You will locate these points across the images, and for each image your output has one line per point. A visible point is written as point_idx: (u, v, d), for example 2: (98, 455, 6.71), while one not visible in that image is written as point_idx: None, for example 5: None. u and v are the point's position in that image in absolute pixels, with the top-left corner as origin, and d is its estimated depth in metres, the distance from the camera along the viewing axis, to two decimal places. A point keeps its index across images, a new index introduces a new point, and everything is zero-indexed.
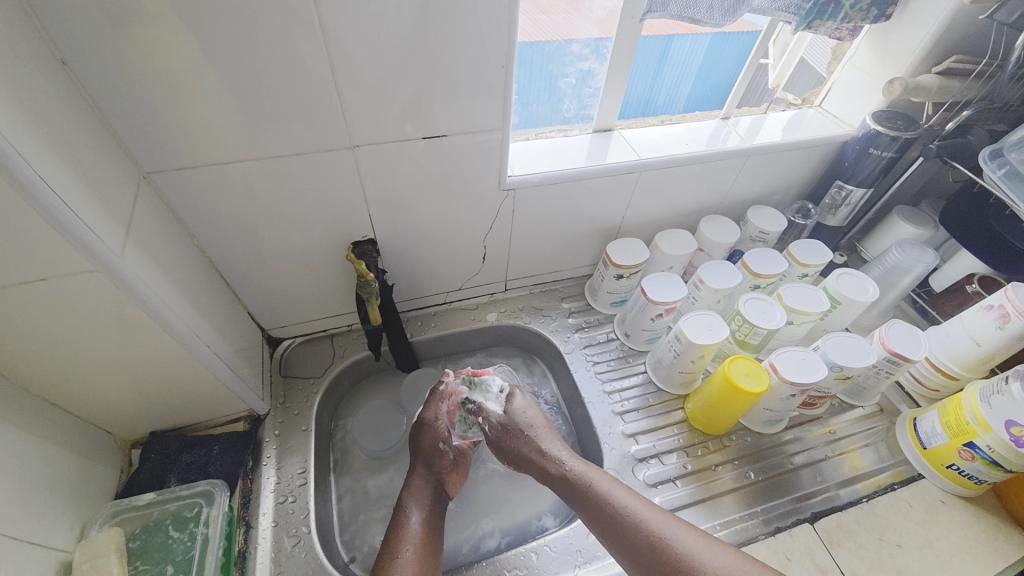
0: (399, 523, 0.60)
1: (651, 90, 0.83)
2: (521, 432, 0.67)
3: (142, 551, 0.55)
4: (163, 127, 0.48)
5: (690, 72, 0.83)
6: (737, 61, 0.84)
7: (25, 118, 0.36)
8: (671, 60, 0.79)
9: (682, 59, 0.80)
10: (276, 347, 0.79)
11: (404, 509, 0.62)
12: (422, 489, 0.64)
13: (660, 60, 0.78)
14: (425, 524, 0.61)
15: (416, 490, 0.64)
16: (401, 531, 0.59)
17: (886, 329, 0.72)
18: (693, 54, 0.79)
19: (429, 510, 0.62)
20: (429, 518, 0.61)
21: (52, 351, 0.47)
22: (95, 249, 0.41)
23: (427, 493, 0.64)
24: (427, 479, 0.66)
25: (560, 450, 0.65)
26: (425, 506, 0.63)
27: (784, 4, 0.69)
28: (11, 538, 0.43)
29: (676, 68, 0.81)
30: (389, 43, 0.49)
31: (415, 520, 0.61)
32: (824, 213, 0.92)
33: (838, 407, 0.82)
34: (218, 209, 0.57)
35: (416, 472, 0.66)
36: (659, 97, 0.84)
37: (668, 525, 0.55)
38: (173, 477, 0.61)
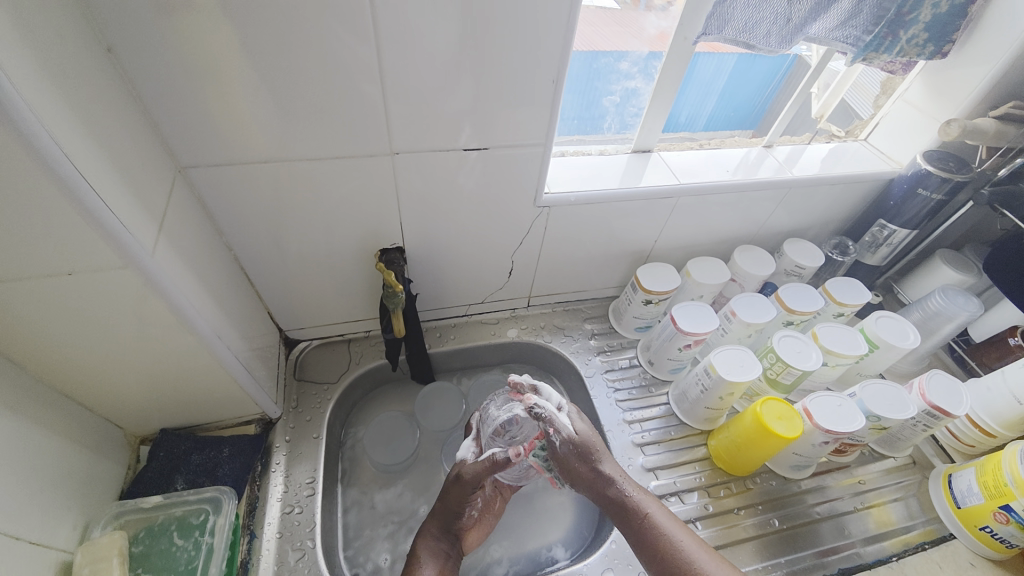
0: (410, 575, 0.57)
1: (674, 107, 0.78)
2: (582, 466, 0.60)
3: (145, 555, 0.53)
4: (204, 122, 0.47)
5: (713, 92, 0.78)
6: (761, 84, 0.80)
7: (69, 108, 0.34)
8: (696, 80, 0.75)
9: (707, 79, 0.75)
10: (292, 349, 0.77)
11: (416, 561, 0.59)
12: (439, 547, 0.61)
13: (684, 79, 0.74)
14: None
15: (430, 542, 0.61)
16: None
17: (927, 379, 0.68)
18: (719, 73, 0.75)
19: (442, 567, 0.59)
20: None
21: (69, 344, 0.46)
22: (126, 246, 0.39)
23: (440, 546, 0.61)
24: (443, 531, 0.62)
25: (626, 484, 0.59)
26: (440, 564, 0.60)
27: (842, 34, 0.65)
28: (11, 537, 0.42)
29: (699, 88, 0.76)
30: (439, 49, 0.47)
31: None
32: (863, 251, 0.88)
33: (869, 456, 0.78)
34: (249, 208, 0.56)
35: (428, 524, 0.63)
36: (679, 115, 0.81)
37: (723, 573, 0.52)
38: (180, 479, 0.59)
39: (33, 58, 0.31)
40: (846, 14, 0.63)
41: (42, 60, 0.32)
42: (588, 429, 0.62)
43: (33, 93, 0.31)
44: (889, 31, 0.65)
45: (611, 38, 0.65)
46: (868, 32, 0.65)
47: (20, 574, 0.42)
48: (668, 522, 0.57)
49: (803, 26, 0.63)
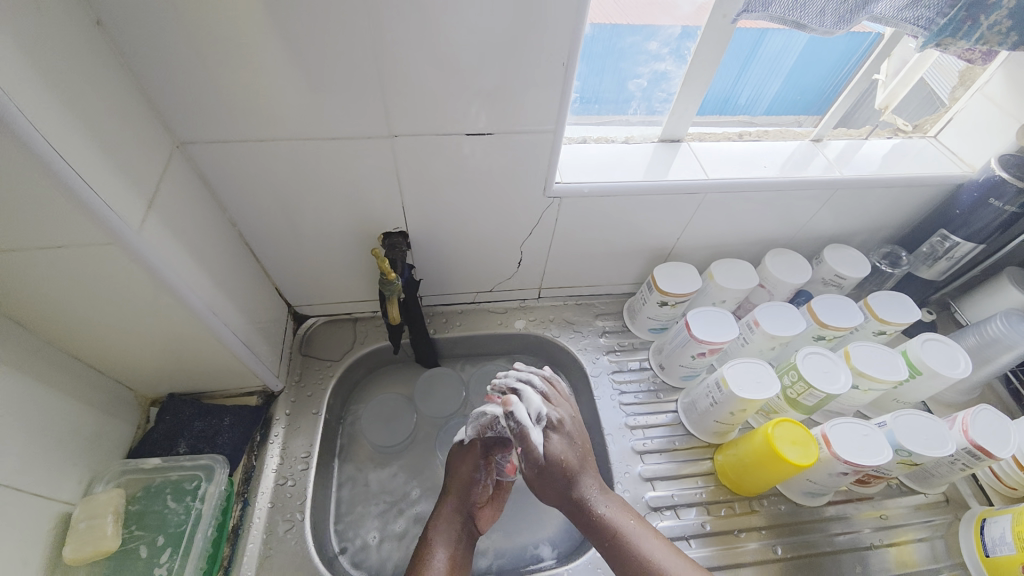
0: (422, 555, 0.58)
1: (733, 89, 0.71)
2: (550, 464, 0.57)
3: (140, 515, 0.55)
4: (199, 98, 0.46)
5: (779, 74, 0.69)
6: (836, 65, 0.69)
7: (47, 83, 0.34)
8: (762, 58, 0.66)
9: (773, 57, 0.66)
10: (301, 324, 0.79)
11: (430, 543, 0.60)
12: (454, 520, 0.62)
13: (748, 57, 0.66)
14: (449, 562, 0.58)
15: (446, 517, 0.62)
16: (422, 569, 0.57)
17: (972, 415, 0.60)
18: (789, 52, 0.66)
19: (456, 546, 0.60)
20: (453, 556, 0.59)
21: (71, 313, 0.47)
22: (107, 222, 0.39)
23: (454, 525, 0.62)
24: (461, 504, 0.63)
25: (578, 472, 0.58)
26: (452, 549, 0.60)
27: (912, 14, 0.56)
28: (15, 488, 0.45)
29: (765, 67, 0.67)
30: (433, 25, 0.43)
31: (438, 558, 0.58)
32: (917, 263, 0.79)
33: (895, 489, 0.71)
34: (251, 187, 0.56)
35: (446, 499, 0.64)
36: (740, 96, 0.72)
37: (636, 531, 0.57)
38: (182, 444, 0.61)
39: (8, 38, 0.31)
40: None
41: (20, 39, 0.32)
42: (566, 447, 0.58)
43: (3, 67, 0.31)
44: (967, 13, 0.55)
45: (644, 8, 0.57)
46: (943, 14, 0.56)
47: (18, 523, 0.45)
48: (611, 505, 0.58)
49: (866, 5, 0.55)
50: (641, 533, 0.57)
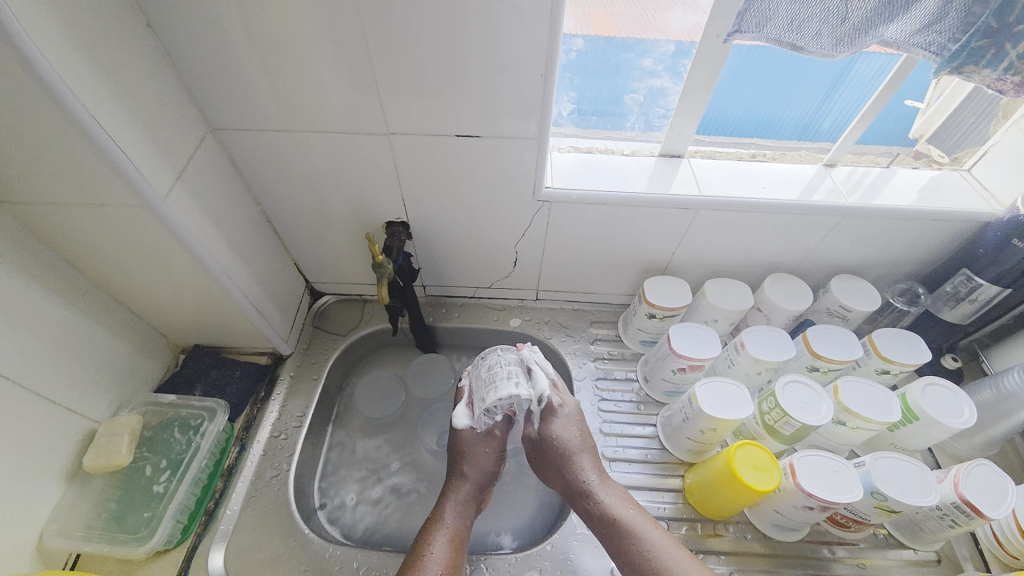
0: (427, 531, 0.59)
1: (815, 113, 0.70)
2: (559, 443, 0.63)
3: (151, 440, 0.64)
4: (229, 95, 0.54)
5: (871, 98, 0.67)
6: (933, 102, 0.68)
7: (105, 75, 0.43)
8: (852, 80, 0.65)
9: (865, 81, 0.65)
10: (316, 299, 0.87)
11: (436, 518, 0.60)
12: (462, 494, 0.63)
13: (837, 80, 0.65)
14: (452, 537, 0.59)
15: (455, 501, 0.62)
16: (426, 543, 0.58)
17: (967, 468, 0.56)
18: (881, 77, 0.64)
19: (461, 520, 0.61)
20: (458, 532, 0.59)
21: (114, 264, 0.58)
22: (141, 192, 0.48)
23: (462, 501, 0.62)
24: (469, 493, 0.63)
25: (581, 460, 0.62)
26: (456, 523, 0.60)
27: (924, 40, 0.53)
28: (51, 402, 0.56)
29: (856, 90, 0.66)
30: (424, 40, 0.49)
31: (443, 532, 0.59)
32: (939, 303, 0.75)
33: (882, 540, 0.66)
34: (272, 172, 0.64)
35: (455, 475, 0.64)
36: (825, 121, 0.71)
37: (636, 519, 0.58)
38: (199, 389, 0.70)
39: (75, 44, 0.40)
40: (931, 16, 0.52)
41: (87, 45, 0.41)
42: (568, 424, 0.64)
43: (67, 61, 0.39)
44: (987, 40, 0.52)
45: (639, 20, 0.59)
46: (955, 40, 0.53)
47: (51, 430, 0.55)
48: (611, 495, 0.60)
49: (870, 28, 0.53)
50: (642, 523, 0.58)
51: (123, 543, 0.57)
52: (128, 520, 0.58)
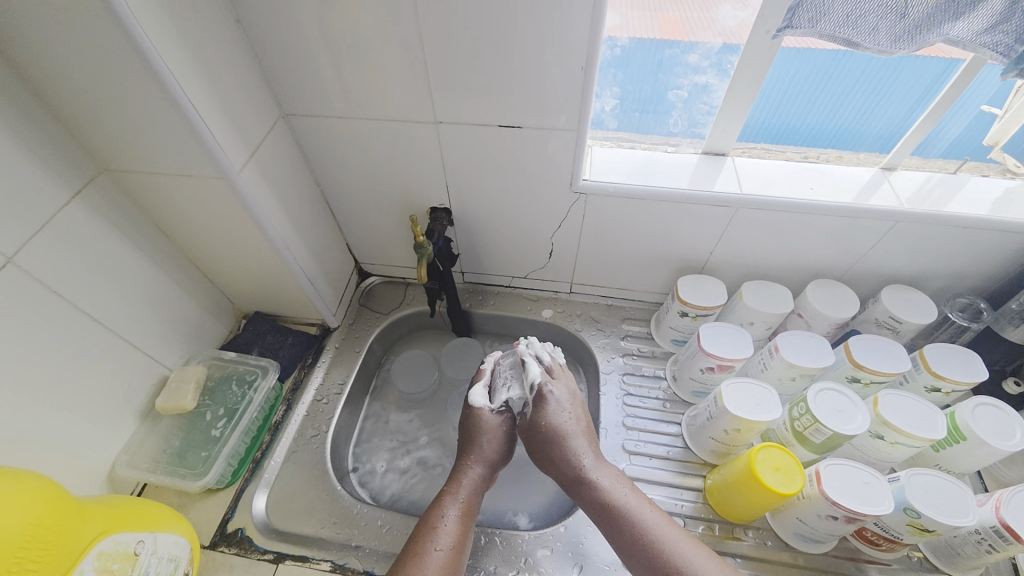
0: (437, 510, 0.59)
1: (901, 124, 0.67)
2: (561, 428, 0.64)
3: (212, 390, 0.71)
4: (299, 83, 0.60)
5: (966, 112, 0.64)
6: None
7: (199, 63, 0.49)
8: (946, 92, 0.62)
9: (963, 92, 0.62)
10: (363, 279, 0.93)
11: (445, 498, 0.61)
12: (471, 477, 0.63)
13: (927, 88, 0.62)
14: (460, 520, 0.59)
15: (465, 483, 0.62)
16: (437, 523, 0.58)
17: (1010, 493, 0.52)
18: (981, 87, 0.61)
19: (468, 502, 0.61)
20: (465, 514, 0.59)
21: (193, 231, 0.65)
22: (219, 165, 0.54)
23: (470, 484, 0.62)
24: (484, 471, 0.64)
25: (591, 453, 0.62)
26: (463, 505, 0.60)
27: (991, 40, 0.50)
28: (134, 346, 0.64)
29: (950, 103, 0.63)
30: (474, 35, 0.53)
31: (451, 513, 0.59)
32: (1003, 322, 0.69)
33: (917, 564, 0.62)
34: (331, 156, 0.70)
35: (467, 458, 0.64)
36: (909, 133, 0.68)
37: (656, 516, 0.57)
38: (256, 349, 0.78)
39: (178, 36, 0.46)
40: (996, 16, 0.49)
41: (188, 37, 0.47)
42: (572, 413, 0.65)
43: (168, 49, 0.46)
44: None
45: (694, 20, 0.60)
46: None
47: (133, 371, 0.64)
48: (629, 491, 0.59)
49: (934, 25, 0.51)
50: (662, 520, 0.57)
51: (182, 476, 0.64)
52: (188, 457, 0.65)
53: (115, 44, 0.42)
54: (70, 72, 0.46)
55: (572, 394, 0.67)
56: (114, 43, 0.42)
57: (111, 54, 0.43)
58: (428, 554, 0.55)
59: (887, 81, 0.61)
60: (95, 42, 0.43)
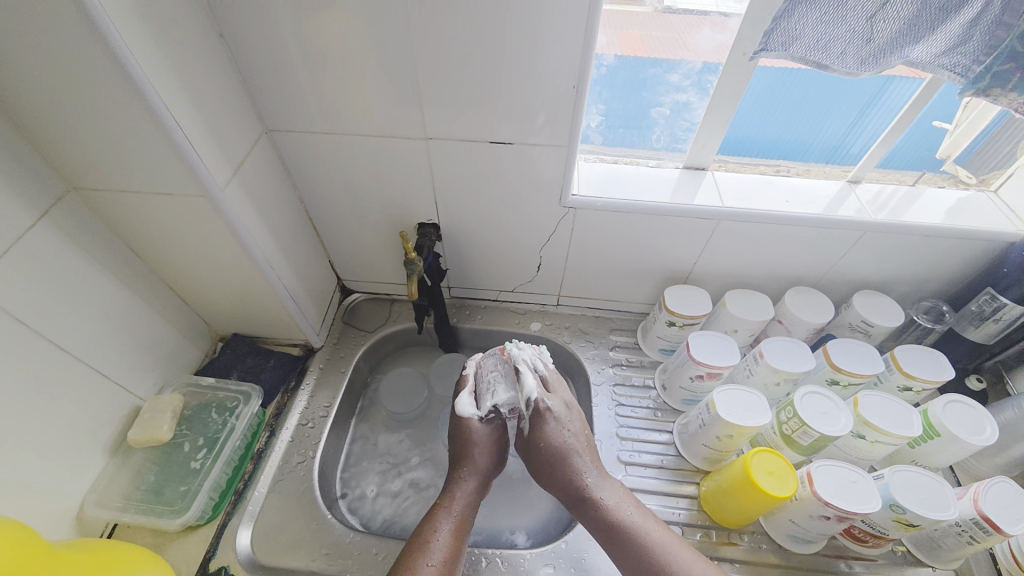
0: (428, 525, 0.59)
1: (844, 137, 0.72)
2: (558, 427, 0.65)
3: (190, 419, 0.67)
4: (284, 98, 0.59)
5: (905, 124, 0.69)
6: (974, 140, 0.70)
7: (182, 77, 0.47)
8: (883, 105, 0.67)
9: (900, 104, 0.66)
10: (347, 297, 0.91)
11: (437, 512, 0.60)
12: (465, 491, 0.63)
13: (868, 102, 0.67)
14: (451, 534, 0.58)
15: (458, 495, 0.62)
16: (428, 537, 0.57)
17: (985, 485, 0.56)
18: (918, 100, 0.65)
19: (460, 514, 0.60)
20: (457, 527, 0.59)
21: (170, 251, 0.62)
22: (203, 182, 0.52)
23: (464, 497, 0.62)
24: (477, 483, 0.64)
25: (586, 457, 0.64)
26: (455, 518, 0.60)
27: (949, 61, 0.55)
28: (103, 376, 0.60)
29: (887, 114, 0.67)
30: (468, 52, 0.53)
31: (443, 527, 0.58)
32: (964, 322, 0.74)
33: (901, 557, 0.65)
34: (315, 172, 0.68)
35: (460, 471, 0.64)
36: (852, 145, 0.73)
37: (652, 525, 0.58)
38: (235, 374, 0.75)
39: (162, 50, 0.45)
40: (955, 38, 0.54)
41: (171, 51, 0.46)
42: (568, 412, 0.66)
43: (151, 63, 0.44)
44: (1012, 63, 0.53)
45: (666, 44, 0.62)
46: (980, 61, 0.54)
47: (101, 403, 0.60)
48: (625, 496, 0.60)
49: (895, 48, 0.55)
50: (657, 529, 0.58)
51: (160, 514, 0.60)
52: (165, 493, 0.61)
53: (94, 57, 0.40)
54: (40, 86, 0.43)
55: (567, 407, 0.67)
56: (93, 56, 0.40)
57: (89, 67, 0.41)
58: (420, 569, 0.54)
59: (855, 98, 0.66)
60: (71, 55, 0.40)
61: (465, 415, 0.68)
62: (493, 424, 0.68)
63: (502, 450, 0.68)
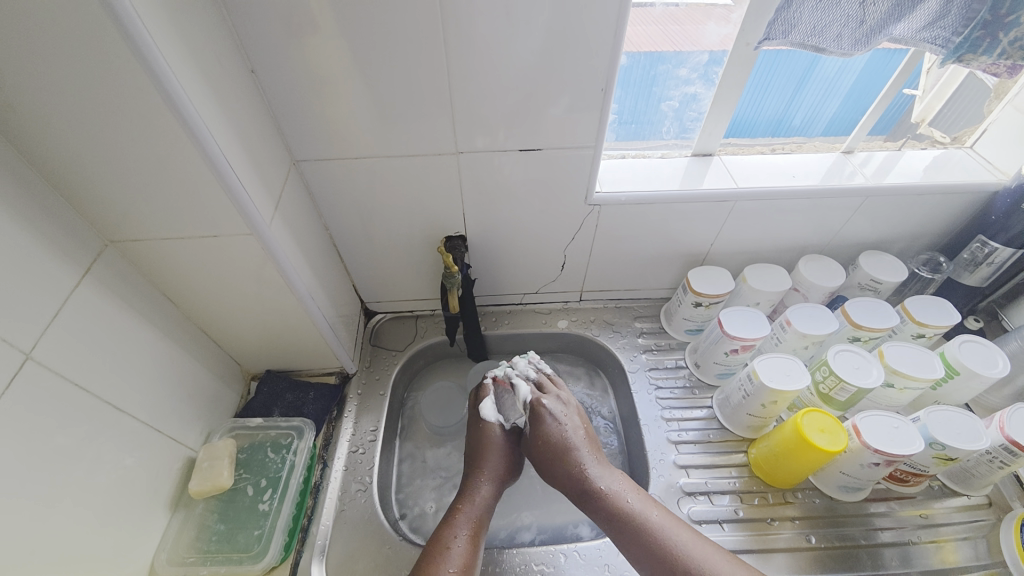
0: (444, 536, 0.59)
1: (786, 110, 0.75)
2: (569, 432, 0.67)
3: (246, 462, 0.68)
4: (311, 127, 0.59)
5: (838, 94, 0.73)
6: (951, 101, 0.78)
7: (223, 118, 0.47)
8: (817, 78, 0.70)
9: (830, 77, 0.70)
10: (370, 318, 0.90)
11: (452, 522, 0.60)
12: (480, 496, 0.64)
13: (802, 78, 0.71)
14: (466, 546, 0.58)
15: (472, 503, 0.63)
16: (445, 547, 0.57)
17: (1008, 413, 0.61)
18: (845, 72, 0.70)
19: (474, 523, 0.61)
20: (472, 537, 0.59)
21: (208, 295, 0.61)
22: (251, 220, 0.52)
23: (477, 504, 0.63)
24: (492, 488, 0.65)
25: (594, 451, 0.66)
26: (471, 527, 0.60)
27: (930, 35, 0.59)
28: (155, 430, 0.58)
29: (821, 86, 0.71)
30: (496, 66, 0.55)
31: (459, 536, 0.59)
32: (959, 269, 0.81)
33: (938, 490, 0.71)
34: (341, 197, 0.68)
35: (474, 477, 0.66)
36: (795, 117, 0.76)
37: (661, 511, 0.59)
38: (277, 410, 0.74)
39: (208, 94, 0.45)
40: (933, 14, 0.58)
41: (213, 93, 0.46)
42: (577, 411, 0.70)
43: (201, 107, 0.44)
44: (984, 31, 0.58)
45: (674, 36, 0.65)
46: (959, 33, 0.59)
47: (154, 458, 0.58)
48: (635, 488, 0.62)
49: (883, 27, 0.59)
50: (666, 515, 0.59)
51: (239, 561, 0.61)
52: (238, 540, 0.62)
53: (150, 105, 0.40)
54: (87, 142, 0.43)
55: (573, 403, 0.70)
56: (152, 106, 0.40)
57: (146, 116, 0.41)
58: None
59: (843, 75, 0.71)
60: (129, 108, 0.40)
61: (489, 420, 0.70)
62: (513, 433, 0.70)
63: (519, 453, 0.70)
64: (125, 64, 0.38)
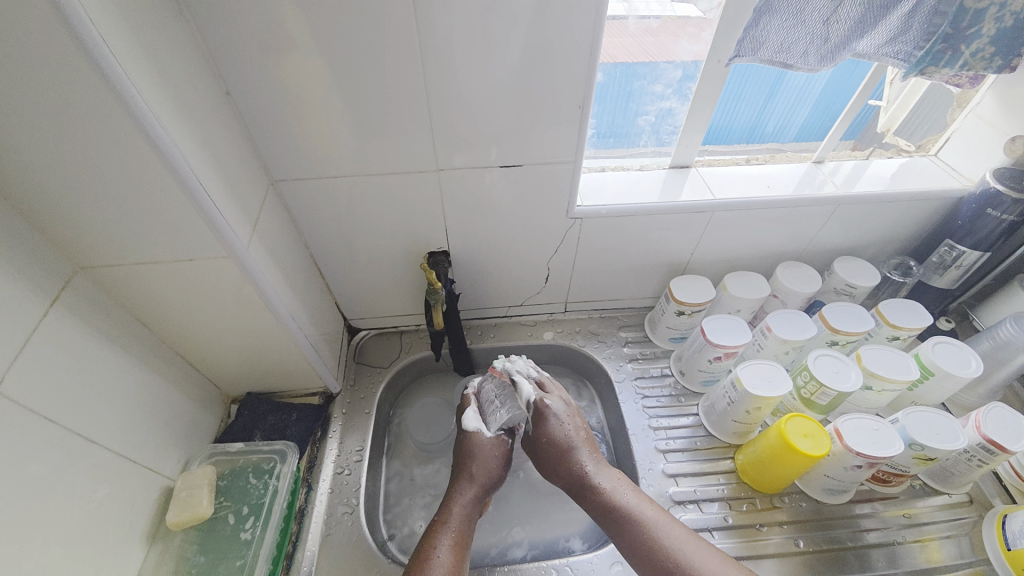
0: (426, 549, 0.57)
1: (760, 117, 0.77)
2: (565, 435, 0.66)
3: (227, 489, 0.66)
4: (289, 147, 0.59)
5: (807, 100, 0.76)
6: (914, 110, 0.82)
7: (199, 141, 0.47)
8: (786, 87, 0.73)
9: (799, 86, 0.73)
10: (354, 335, 0.89)
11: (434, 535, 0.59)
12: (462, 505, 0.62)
13: (772, 87, 0.73)
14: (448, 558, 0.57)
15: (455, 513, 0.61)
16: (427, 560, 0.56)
17: (983, 412, 0.63)
18: (814, 81, 0.72)
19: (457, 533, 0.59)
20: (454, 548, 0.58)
21: (185, 319, 0.60)
22: (229, 243, 0.51)
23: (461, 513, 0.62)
24: (475, 496, 0.64)
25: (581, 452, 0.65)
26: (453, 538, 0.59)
27: (892, 50, 0.61)
28: (130, 460, 0.56)
29: (791, 95, 0.74)
30: (474, 85, 0.55)
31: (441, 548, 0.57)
32: (929, 272, 0.84)
33: (919, 490, 0.73)
34: (321, 216, 0.68)
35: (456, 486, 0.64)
36: (768, 124, 0.79)
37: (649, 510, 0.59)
38: (258, 433, 0.72)
39: (182, 118, 0.45)
40: (895, 29, 0.60)
41: (187, 117, 0.45)
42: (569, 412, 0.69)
43: (175, 132, 0.44)
44: (945, 44, 0.61)
45: (648, 48, 0.66)
46: (919, 47, 0.61)
47: (130, 489, 0.56)
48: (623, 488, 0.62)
49: (847, 43, 0.61)
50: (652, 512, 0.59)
51: None
52: (220, 570, 0.60)
53: (122, 131, 0.40)
54: (55, 169, 0.42)
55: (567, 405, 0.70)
56: (125, 133, 0.40)
57: (119, 142, 0.41)
58: None
59: (811, 87, 0.73)
60: (101, 134, 0.40)
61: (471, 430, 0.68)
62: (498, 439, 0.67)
63: (504, 462, 0.67)
64: (96, 92, 0.37)
